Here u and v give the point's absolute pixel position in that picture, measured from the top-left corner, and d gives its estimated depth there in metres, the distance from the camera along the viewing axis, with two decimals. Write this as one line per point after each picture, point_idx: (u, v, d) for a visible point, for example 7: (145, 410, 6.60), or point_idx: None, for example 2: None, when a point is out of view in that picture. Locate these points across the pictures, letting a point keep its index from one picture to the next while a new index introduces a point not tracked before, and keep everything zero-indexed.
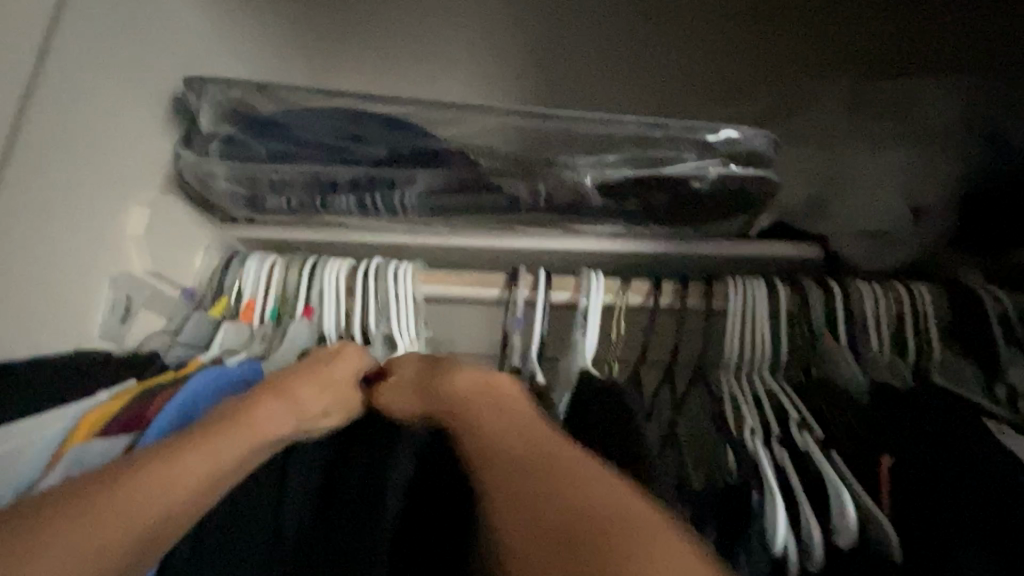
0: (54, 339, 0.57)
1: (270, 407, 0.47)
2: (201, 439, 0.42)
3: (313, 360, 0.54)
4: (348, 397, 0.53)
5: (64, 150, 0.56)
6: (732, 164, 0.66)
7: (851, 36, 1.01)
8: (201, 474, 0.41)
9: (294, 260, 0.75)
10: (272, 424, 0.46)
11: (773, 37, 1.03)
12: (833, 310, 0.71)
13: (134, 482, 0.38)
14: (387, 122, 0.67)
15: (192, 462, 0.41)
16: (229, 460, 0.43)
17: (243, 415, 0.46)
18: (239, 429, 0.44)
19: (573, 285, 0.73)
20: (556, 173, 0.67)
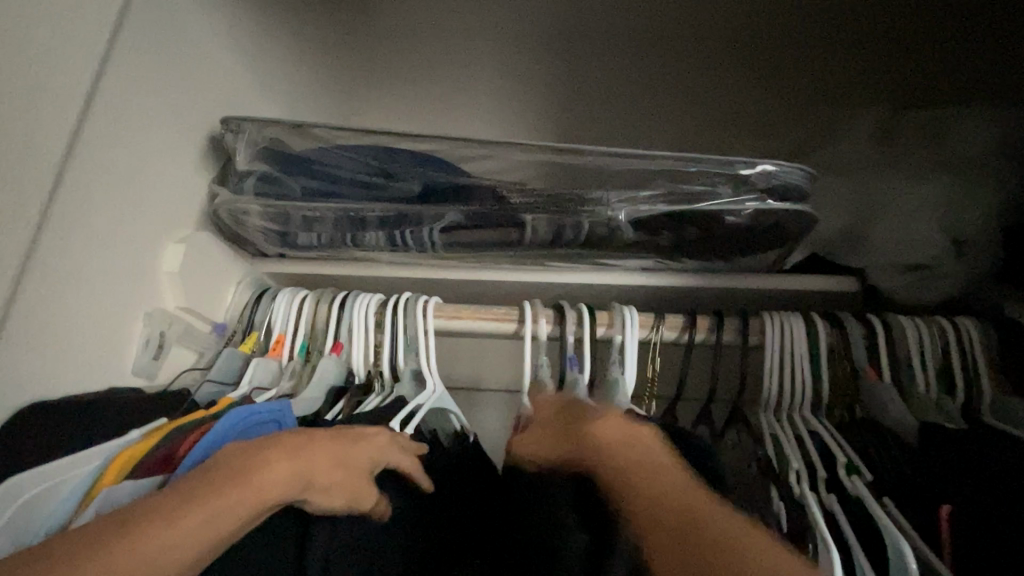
0: (88, 378, 0.57)
1: (280, 470, 0.42)
2: (204, 496, 0.38)
3: (338, 434, 0.49)
4: (364, 483, 0.47)
5: (106, 189, 0.57)
6: (768, 198, 0.65)
7: (878, 68, 1.01)
8: (190, 537, 0.36)
9: (324, 295, 0.76)
10: (275, 489, 0.41)
11: (797, 70, 1.03)
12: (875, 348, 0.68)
13: (120, 533, 0.34)
14: (419, 159, 0.67)
15: (189, 524, 0.36)
16: (222, 526, 0.37)
17: (251, 472, 0.41)
18: (241, 488, 0.39)
19: (605, 320, 0.73)
20: (590, 209, 0.66)
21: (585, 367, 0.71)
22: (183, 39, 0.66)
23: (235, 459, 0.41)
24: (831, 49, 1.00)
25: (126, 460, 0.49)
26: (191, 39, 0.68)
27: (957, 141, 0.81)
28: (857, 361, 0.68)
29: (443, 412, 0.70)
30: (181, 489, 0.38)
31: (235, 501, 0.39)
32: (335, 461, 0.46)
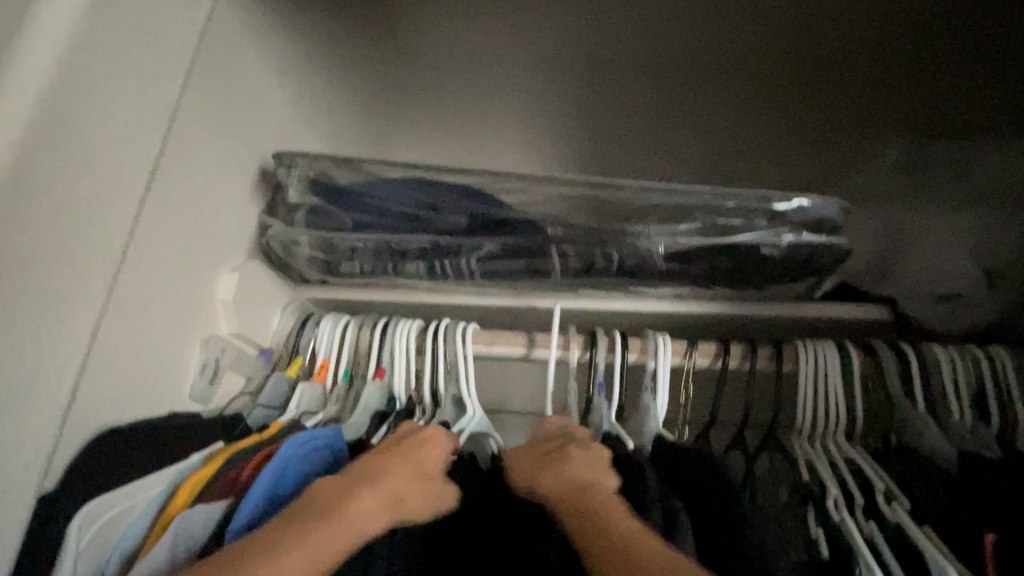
0: (152, 402, 0.59)
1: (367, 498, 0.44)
2: (303, 531, 0.40)
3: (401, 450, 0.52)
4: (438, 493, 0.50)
5: (171, 222, 0.60)
6: (804, 232, 0.67)
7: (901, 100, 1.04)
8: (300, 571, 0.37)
9: (366, 321, 0.79)
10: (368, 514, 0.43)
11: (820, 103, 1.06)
12: (909, 377, 0.69)
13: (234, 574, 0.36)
14: (462, 193, 0.70)
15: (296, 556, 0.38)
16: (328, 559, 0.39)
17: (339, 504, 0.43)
18: (335, 519, 0.41)
19: (640, 347, 0.75)
20: (628, 241, 0.69)
21: (616, 393, 0.73)
22: (240, 79, 0.70)
23: (322, 497, 0.43)
24: (854, 82, 1.03)
25: (193, 488, 0.52)
26: (247, 78, 0.71)
27: (982, 176, 0.84)
28: (892, 389, 0.68)
29: (482, 437, 0.72)
30: (278, 529, 0.40)
31: (329, 530, 0.40)
32: (410, 477, 0.49)
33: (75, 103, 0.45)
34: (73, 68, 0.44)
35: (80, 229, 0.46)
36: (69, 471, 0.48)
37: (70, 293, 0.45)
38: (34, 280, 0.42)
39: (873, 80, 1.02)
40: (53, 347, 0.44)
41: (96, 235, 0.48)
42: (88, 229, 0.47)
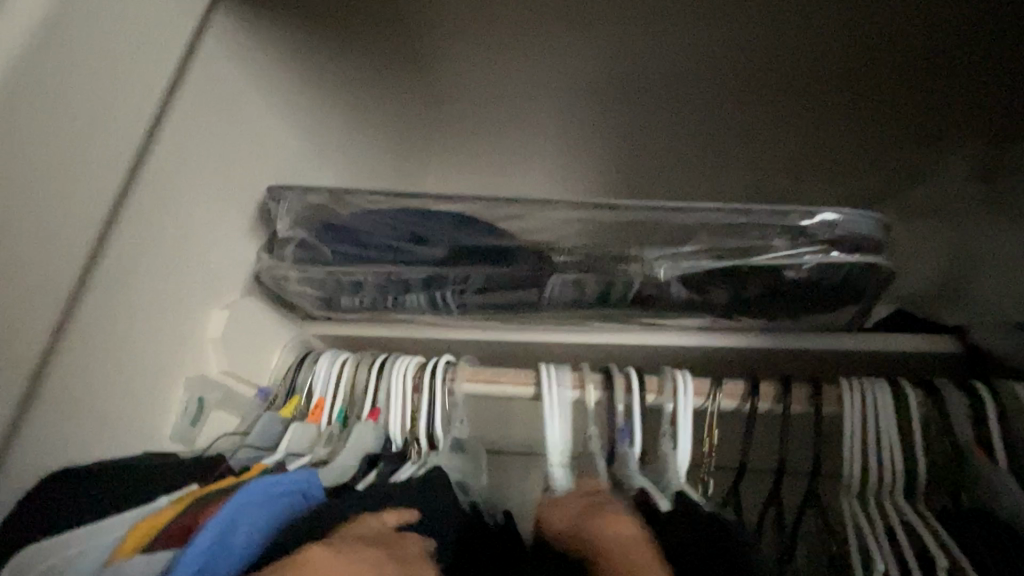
0: (126, 442, 0.58)
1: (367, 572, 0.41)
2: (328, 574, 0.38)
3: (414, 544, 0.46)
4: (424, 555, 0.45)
5: (149, 259, 0.59)
6: (833, 250, 0.58)
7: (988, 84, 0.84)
8: None
9: (364, 358, 0.75)
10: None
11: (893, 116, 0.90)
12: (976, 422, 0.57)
13: None
14: (453, 220, 0.65)
15: None
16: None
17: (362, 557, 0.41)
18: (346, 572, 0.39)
19: (656, 385, 0.66)
20: (625, 269, 0.62)
21: (637, 442, 0.64)
22: (237, 115, 0.69)
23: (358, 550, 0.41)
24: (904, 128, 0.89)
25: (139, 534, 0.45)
26: (244, 113, 0.70)
27: None
28: (963, 439, 0.56)
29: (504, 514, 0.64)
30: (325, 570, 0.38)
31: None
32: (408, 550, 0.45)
33: (26, 148, 0.43)
34: (27, 100, 0.42)
35: (47, 283, 0.45)
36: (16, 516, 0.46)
37: (25, 346, 0.43)
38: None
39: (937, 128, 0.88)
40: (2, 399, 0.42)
41: (66, 278, 0.46)
42: (53, 274, 0.45)
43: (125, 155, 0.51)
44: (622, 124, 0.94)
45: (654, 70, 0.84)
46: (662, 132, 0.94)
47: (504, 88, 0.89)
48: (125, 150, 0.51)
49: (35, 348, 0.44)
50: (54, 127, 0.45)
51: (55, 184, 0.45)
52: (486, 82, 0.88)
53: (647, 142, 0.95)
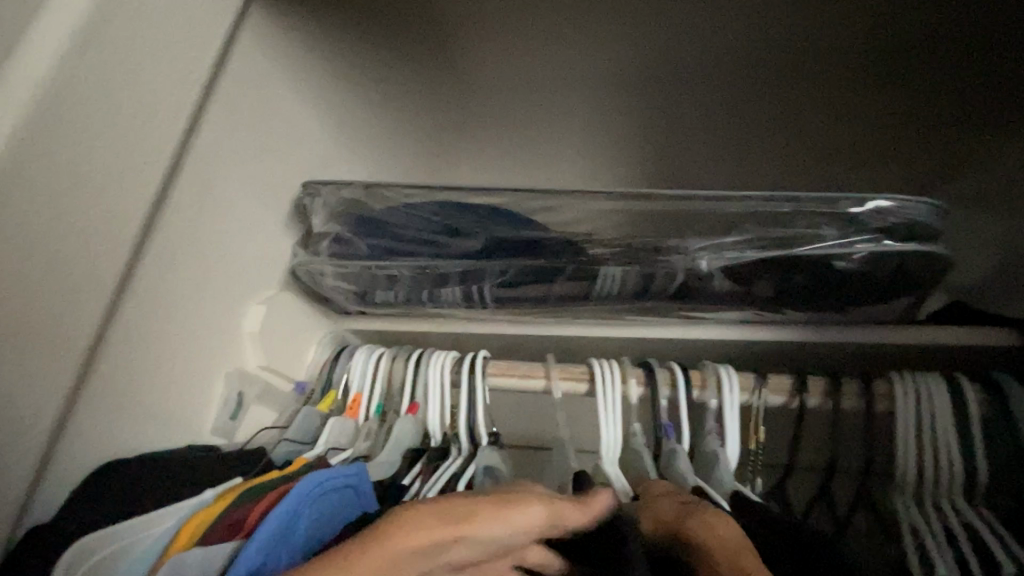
0: (170, 434, 0.59)
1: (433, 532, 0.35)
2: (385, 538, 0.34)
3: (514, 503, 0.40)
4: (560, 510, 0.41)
5: (191, 256, 0.60)
6: (885, 239, 0.56)
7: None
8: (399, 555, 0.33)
9: (400, 353, 0.75)
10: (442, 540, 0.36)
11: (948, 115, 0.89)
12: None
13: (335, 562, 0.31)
14: (488, 214, 0.64)
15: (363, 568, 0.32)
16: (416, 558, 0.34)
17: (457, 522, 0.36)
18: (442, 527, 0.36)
19: (698, 380, 0.64)
20: (665, 260, 0.60)
21: (681, 438, 0.62)
22: (274, 112, 0.70)
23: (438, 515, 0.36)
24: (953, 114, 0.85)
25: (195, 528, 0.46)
26: (281, 109, 0.71)
27: None
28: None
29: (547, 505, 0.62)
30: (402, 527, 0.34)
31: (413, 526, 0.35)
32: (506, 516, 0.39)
33: (72, 145, 0.44)
34: (72, 99, 0.43)
35: (89, 278, 0.46)
36: (69, 507, 0.47)
37: (72, 340, 0.44)
38: (27, 326, 0.41)
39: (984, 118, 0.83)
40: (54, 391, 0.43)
41: (111, 276, 0.47)
42: (97, 269, 0.46)
43: (165, 151, 0.52)
44: (656, 116, 0.92)
45: (692, 59, 0.82)
46: (699, 123, 0.91)
47: (537, 80, 0.88)
48: (167, 147, 0.52)
49: (82, 341, 0.45)
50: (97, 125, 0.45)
51: (98, 181, 0.46)
52: (517, 76, 0.87)
53: (683, 134, 0.93)
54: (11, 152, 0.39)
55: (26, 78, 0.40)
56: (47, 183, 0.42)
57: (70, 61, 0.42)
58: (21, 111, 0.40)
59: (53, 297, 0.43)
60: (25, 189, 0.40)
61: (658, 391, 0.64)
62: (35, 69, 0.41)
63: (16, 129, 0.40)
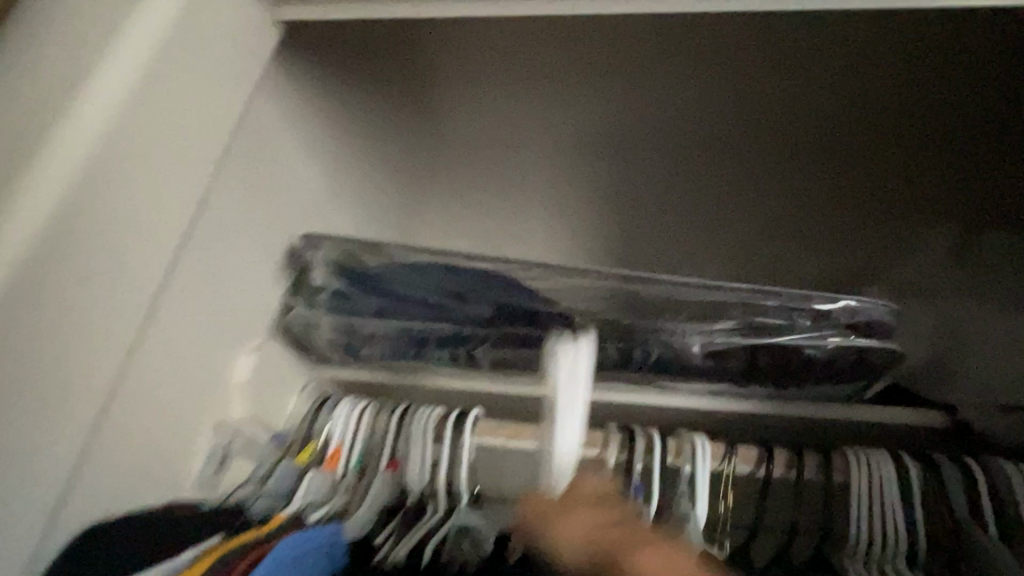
0: (155, 488, 0.58)
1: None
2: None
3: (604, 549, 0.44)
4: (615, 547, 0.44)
5: (189, 307, 0.60)
6: (852, 334, 0.64)
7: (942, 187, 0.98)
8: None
9: (384, 406, 0.74)
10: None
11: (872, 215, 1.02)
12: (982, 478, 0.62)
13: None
14: (484, 280, 0.67)
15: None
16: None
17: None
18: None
19: (675, 448, 0.69)
20: (665, 334, 0.66)
21: (653, 497, 0.65)
22: (277, 162, 0.71)
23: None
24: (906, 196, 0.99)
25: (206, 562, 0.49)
26: (284, 160, 0.72)
27: None
28: (958, 513, 0.61)
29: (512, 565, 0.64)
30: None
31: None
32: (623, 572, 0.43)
33: (118, 196, 0.44)
34: (123, 157, 0.44)
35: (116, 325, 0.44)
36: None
37: (90, 390, 0.43)
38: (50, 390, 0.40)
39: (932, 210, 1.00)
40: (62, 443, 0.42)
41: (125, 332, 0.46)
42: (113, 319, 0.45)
43: (200, 198, 0.52)
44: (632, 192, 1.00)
45: None
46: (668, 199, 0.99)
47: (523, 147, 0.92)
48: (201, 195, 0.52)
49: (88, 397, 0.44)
50: (149, 170, 0.46)
51: (144, 230, 0.46)
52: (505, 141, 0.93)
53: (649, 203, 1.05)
54: (62, 212, 0.40)
55: (81, 134, 0.42)
56: (91, 223, 0.42)
57: (127, 111, 0.44)
58: (72, 169, 0.41)
59: (77, 343, 0.42)
60: (70, 244, 0.41)
61: (640, 457, 0.68)
62: (89, 126, 0.42)
63: (68, 189, 0.40)
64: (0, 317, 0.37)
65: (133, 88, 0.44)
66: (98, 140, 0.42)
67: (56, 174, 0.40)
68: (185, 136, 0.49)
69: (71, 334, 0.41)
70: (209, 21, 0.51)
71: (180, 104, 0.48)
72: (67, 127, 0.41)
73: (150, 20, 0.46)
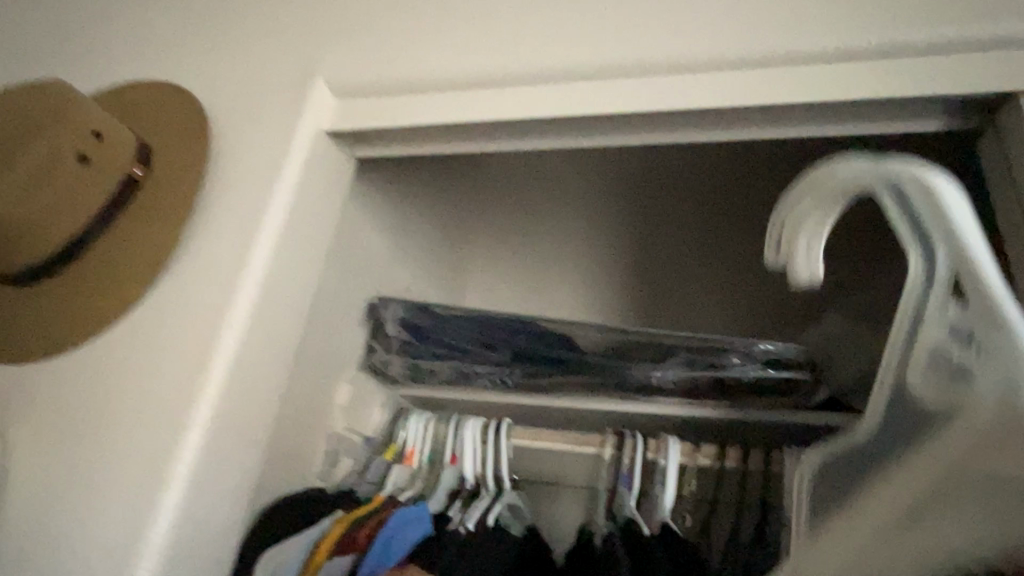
0: (296, 478, 0.90)
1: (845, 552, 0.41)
2: None
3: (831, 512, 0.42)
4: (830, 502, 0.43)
5: (304, 360, 0.89)
6: (768, 368, 0.87)
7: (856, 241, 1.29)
8: None
9: (443, 418, 1.02)
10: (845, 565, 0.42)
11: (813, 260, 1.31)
12: None
13: None
14: (510, 334, 0.96)
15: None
16: None
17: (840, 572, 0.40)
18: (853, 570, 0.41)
19: (653, 447, 0.93)
20: (631, 372, 0.90)
21: (633, 484, 0.90)
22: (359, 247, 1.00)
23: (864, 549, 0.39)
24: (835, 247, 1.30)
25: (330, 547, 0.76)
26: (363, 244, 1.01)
27: None
28: None
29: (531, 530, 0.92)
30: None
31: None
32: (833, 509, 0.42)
33: (278, 296, 0.75)
34: (275, 276, 0.74)
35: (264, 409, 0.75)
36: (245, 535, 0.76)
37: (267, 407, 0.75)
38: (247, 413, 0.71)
39: (857, 227, 1.30)
40: (253, 440, 0.73)
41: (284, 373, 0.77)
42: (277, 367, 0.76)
43: (314, 287, 0.82)
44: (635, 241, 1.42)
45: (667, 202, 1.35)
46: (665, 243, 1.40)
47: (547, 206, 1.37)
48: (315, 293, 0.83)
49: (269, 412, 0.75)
50: (278, 312, 0.75)
51: (290, 307, 0.77)
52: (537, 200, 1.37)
53: (654, 232, 1.41)
54: (253, 313, 0.71)
55: (257, 268, 0.72)
56: (266, 313, 0.73)
57: (276, 250, 0.74)
58: (254, 288, 0.71)
59: (244, 426, 0.72)
60: (255, 330, 0.72)
61: (626, 454, 0.92)
62: (261, 261, 0.72)
63: (254, 300, 0.71)
64: (229, 377, 0.68)
65: (272, 259, 0.73)
66: (251, 306, 0.71)
67: (247, 291, 0.71)
68: (296, 285, 0.78)
69: (257, 380, 0.73)
70: (311, 191, 0.80)
71: (297, 236, 0.77)
72: (239, 292, 0.71)
73: (274, 222, 0.74)
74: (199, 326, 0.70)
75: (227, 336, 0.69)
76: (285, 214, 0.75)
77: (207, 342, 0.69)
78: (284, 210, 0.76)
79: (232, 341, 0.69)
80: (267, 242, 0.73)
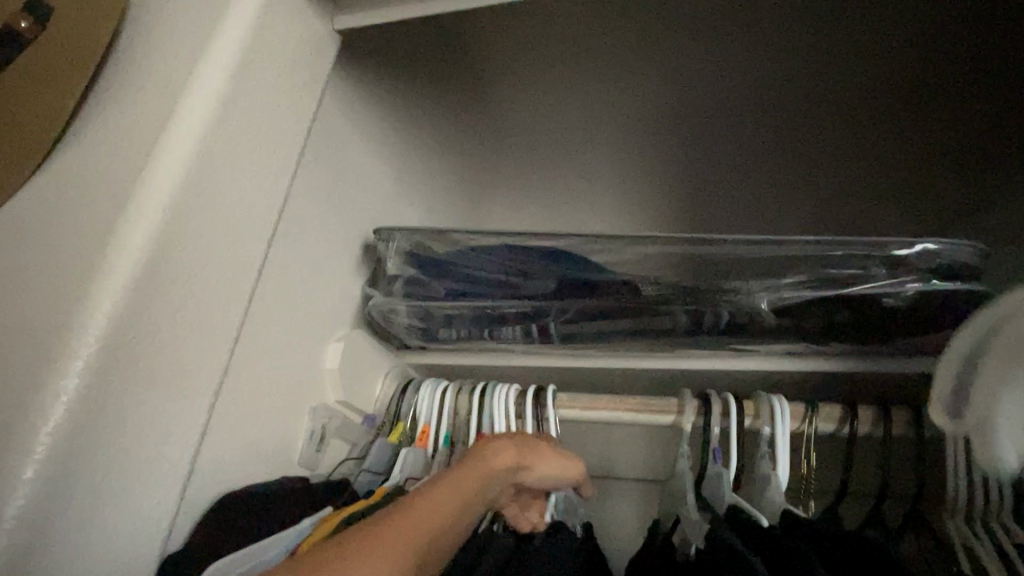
0: (269, 466, 0.66)
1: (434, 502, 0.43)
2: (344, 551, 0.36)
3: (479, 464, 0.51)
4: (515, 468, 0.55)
5: (273, 303, 0.66)
6: (931, 280, 0.61)
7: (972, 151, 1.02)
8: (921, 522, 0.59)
9: (465, 384, 0.76)
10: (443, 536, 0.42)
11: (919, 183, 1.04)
12: None
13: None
14: (551, 259, 0.71)
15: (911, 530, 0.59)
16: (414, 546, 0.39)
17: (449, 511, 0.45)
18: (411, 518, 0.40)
19: (753, 409, 0.68)
20: (732, 298, 0.65)
21: (732, 460, 0.65)
22: (341, 166, 0.77)
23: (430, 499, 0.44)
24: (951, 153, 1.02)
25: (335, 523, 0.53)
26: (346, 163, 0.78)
27: None
28: None
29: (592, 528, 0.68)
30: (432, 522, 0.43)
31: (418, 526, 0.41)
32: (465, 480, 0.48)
33: (220, 182, 0.51)
34: (216, 149, 0.50)
35: (204, 356, 0.49)
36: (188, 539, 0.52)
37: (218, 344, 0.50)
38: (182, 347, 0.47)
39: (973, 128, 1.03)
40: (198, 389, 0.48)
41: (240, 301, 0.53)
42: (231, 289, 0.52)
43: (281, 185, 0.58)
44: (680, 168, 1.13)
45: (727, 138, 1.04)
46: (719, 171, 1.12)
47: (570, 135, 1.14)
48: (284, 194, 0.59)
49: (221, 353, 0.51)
50: (220, 213, 0.51)
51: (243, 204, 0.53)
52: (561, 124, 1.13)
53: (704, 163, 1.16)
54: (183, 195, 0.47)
55: (187, 134, 0.48)
56: (203, 203, 0.49)
57: (216, 111, 0.50)
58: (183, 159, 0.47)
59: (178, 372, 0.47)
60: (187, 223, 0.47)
61: (717, 420, 0.67)
62: (195, 125, 0.49)
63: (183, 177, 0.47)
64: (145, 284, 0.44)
65: (212, 124, 0.50)
66: (177, 188, 0.47)
67: (172, 163, 0.47)
68: (249, 178, 0.54)
69: (196, 300, 0.48)
70: (272, 48, 0.57)
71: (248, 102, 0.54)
72: (157, 168, 0.47)
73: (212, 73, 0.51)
74: (97, 220, 0.46)
75: (140, 225, 0.45)
76: (229, 70, 0.52)
77: (107, 237, 0.44)
78: (226, 59, 0.52)
79: (147, 235, 0.45)
80: (200, 107, 0.50)
